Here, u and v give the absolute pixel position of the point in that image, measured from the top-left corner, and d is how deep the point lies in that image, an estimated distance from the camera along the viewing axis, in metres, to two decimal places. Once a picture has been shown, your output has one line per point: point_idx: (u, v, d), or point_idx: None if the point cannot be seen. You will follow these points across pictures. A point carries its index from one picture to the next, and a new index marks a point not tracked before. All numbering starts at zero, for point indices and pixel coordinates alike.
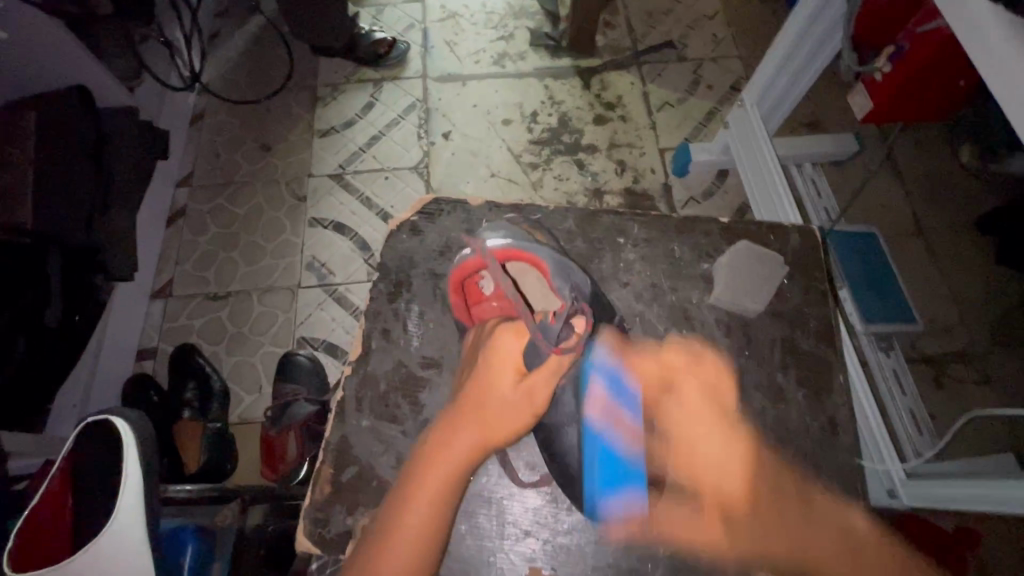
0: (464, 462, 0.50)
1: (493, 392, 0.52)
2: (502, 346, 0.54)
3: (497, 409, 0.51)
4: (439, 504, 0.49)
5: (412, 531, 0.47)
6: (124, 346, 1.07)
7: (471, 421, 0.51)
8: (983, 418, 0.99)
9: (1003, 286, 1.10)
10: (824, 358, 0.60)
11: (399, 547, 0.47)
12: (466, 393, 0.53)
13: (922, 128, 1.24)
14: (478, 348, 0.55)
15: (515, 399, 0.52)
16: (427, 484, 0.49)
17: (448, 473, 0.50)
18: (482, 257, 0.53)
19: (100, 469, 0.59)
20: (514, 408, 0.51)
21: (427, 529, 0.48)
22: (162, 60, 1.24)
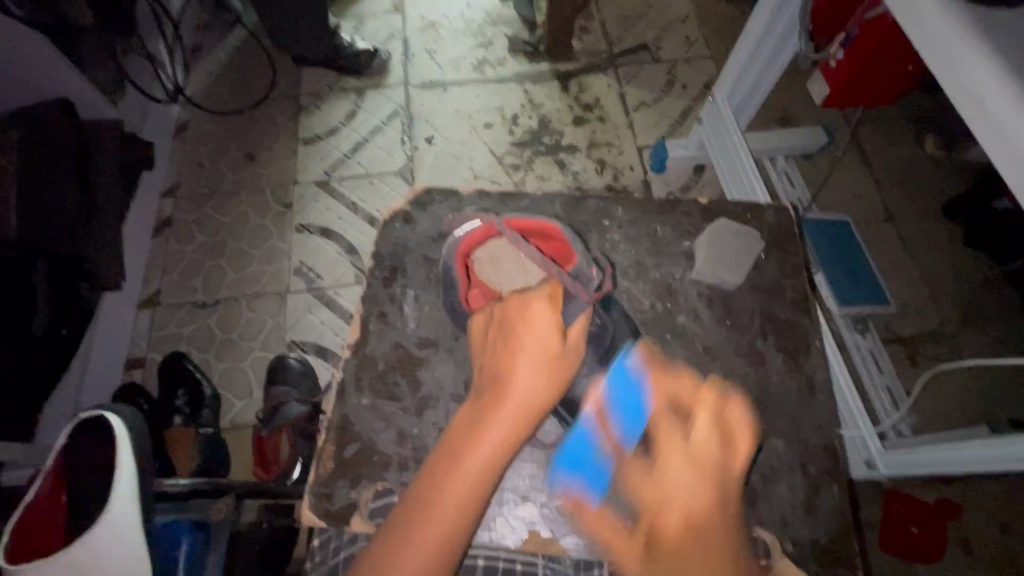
0: (512, 430, 0.46)
1: (533, 364, 0.47)
2: (539, 310, 0.49)
3: (544, 370, 0.47)
4: (477, 491, 0.45)
5: (454, 501, 0.44)
6: (113, 356, 1.07)
7: (510, 401, 0.46)
8: (959, 393, 1.03)
9: (970, 265, 1.14)
10: (800, 325, 0.63)
11: (439, 518, 0.44)
12: (506, 353, 0.48)
13: (888, 117, 1.29)
14: (509, 311, 0.50)
15: (562, 362, 0.48)
16: (472, 453, 0.45)
17: (485, 459, 0.45)
18: (494, 224, 0.56)
19: (97, 466, 0.59)
20: (561, 370, 0.48)
21: (470, 499, 0.44)
22: (145, 73, 1.26)
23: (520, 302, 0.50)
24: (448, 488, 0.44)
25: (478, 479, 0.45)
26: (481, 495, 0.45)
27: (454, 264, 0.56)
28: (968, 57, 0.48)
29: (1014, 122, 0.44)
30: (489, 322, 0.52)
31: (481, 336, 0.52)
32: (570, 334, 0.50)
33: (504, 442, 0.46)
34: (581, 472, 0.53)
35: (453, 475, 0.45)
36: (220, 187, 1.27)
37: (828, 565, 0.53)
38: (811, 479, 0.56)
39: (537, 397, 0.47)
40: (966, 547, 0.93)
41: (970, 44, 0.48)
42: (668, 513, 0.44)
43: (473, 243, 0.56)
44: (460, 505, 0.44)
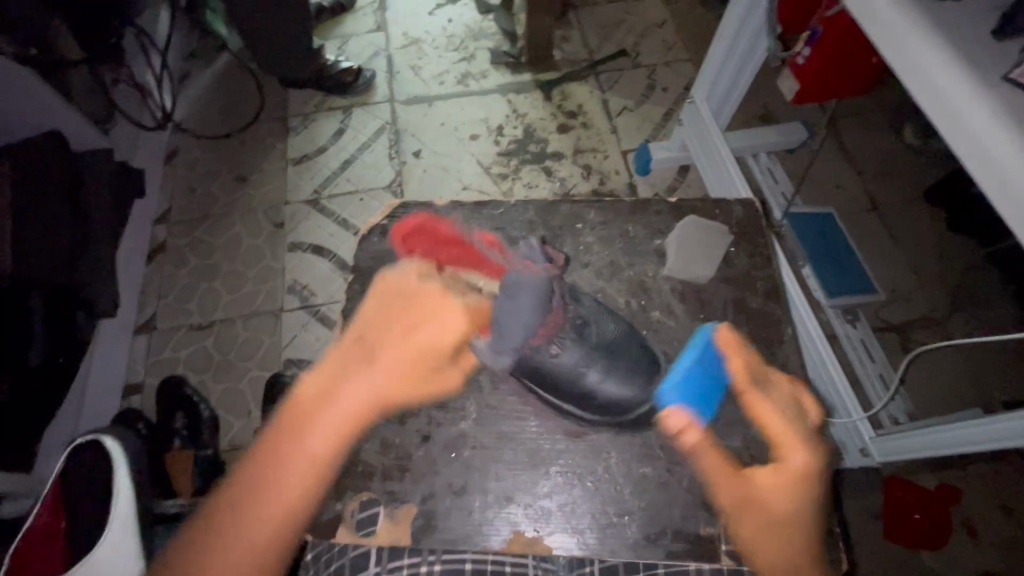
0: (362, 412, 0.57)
1: (412, 367, 0.58)
2: (449, 318, 0.58)
3: (428, 344, 0.57)
4: (315, 475, 0.54)
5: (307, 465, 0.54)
6: (110, 382, 1.08)
7: (384, 385, 0.57)
8: (951, 376, 1.04)
9: (954, 250, 1.16)
10: (774, 315, 0.64)
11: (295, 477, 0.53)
12: (393, 329, 0.58)
13: (865, 110, 1.31)
14: (407, 293, 0.60)
15: (443, 341, 0.58)
16: (329, 424, 0.55)
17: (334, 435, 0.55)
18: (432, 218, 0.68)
19: (94, 490, 0.60)
20: (441, 344, 0.58)
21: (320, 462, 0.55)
22: (134, 103, 1.28)
23: (438, 301, 0.58)
24: (312, 438, 0.55)
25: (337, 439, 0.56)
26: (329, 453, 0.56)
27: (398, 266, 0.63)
28: (916, 43, 0.49)
29: (964, 105, 0.45)
30: (394, 301, 0.60)
31: (382, 308, 0.60)
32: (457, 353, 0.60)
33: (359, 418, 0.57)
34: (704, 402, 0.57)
35: (314, 429, 0.55)
36: (211, 211, 1.28)
37: None
38: None
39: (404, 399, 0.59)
40: (967, 531, 0.93)
41: (916, 32, 0.49)
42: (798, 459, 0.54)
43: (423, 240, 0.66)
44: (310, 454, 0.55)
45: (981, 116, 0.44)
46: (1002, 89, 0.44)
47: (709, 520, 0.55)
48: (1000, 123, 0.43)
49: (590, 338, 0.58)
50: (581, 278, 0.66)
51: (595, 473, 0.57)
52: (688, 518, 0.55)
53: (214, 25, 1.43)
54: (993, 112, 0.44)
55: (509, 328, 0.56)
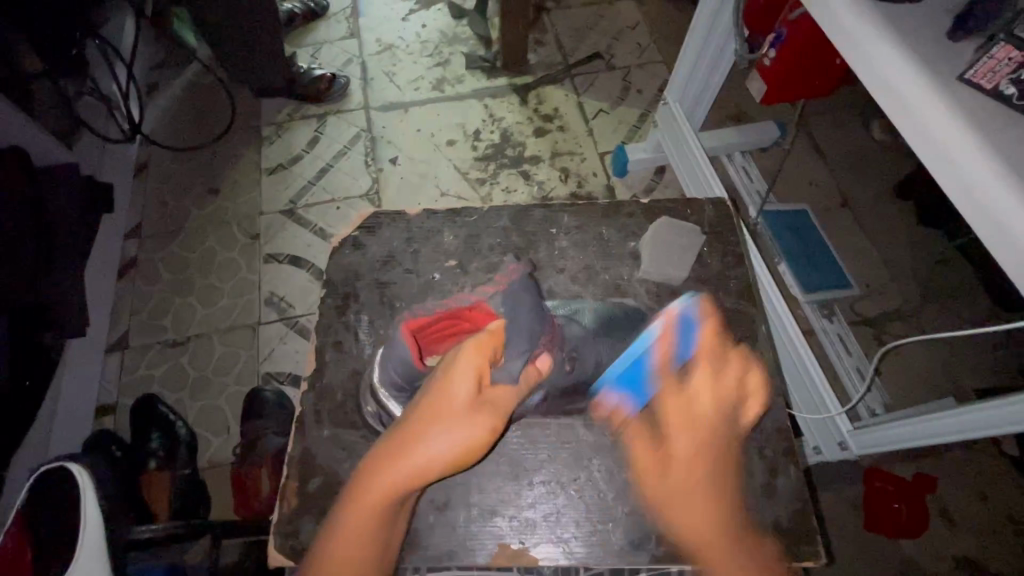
0: (425, 463, 0.43)
1: (443, 414, 0.44)
2: (474, 348, 0.49)
3: (453, 392, 0.46)
4: (363, 541, 0.44)
5: (362, 522, 0.43)
6: (81, 405, 1.04)
7: (412, 439, 0.44)
8: (923, 365, 1.06)
9: (923, 243, 1.19)
10: (749, 314, 0.65)
11: (349, 542, 0.43)
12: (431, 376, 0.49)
13: (833, 108, 1.34)
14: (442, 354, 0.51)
15: (468, 384, 0.46)
16: (382, 478, 0.43)
17: (385, 495, 0.43)
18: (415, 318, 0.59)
19: (63, 521, 0.58)
20: (467, 383, 0.47)
21: (371, 521, 0.43)
22: (100, 115, 1.25)
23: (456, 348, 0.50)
24: (353, 509, 0.43)
25: (383, 505, 0.43)
26: (383, 522, 0.44)
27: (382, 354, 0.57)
28: (875, 45, 0.50)
29: (923, 105, 0.46)
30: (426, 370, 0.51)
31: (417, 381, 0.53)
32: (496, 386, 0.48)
33: (420, 473, 0.43)
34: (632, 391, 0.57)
35: (355, 513, 0.43)
36: (184, 224, 1.25)
37: (792, 545, 0.55)
38: (768, 463, 0.58)
39: (446, 452, 0.43)
40: (945, 517, 0.95)
41: (875, 33, 0.50)
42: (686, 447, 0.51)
43: (426, 321, 0.58)
44: (366, 533, 0.43)
45: (940, 115, 0.45)
46: (959, 89, 0.45)
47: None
48: (957, 123, 0.44)
49: (566, 342, 0.59)
50: (557, 284, 0.66)
51: (578, 480, 0.57)
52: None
53: (180, 33, 1.39)
54: (951, 111, 0.44)
55: (515, 332, 0.55)
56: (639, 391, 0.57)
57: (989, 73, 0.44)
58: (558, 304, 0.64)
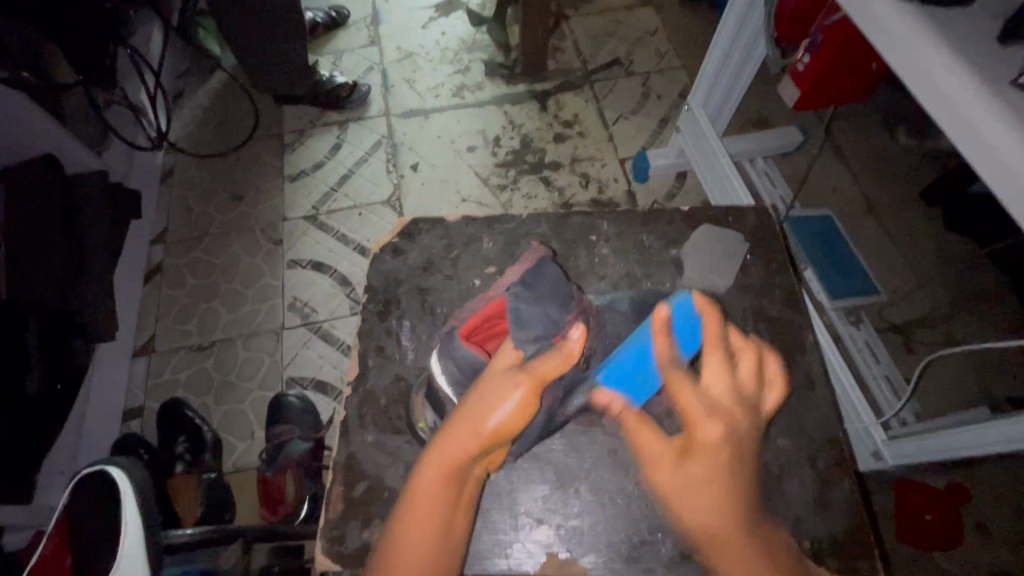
0: (471, 440, 0.47)
1: (480, 393, 0.49)
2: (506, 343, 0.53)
3: (488, 374, 0.50)
4: (432, 532, 0.46)
5: (427, 514, 0.47)
6: (110, 408, 1.05)
7: (457, 417, 0.48)
8: (958, 373, 1.04)
9: (954, 249, 1.17)
10: (792, 322, 0.64)
11: (416, 538, 0.46)
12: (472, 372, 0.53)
13: (859, 113, 1.33)
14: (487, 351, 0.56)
15: (500, 365, 0.51)
16: (437, 462, 0.47)
17: (442, 478, 0.47)
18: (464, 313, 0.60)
19: (104, 524, 0.59)
20: (499, 364, 0.51)
21: (436, 512, 0.47)
22: (128, 123, 1.27)
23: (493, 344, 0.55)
24: (416, 490, 0.47)
25: (443, 481, 0.47)
26: (448, 501, 0.47)
27: (438, 349, 0.55)
28: (924, 49, 0.49)
29: (976, 112, 0.45)
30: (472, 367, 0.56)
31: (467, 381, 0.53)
32: (532, 361, 0.50)
33: (468, 450, 0.47)
34: (630, 386, 0.55)
35: (418, 502, 0.47)
36: (208, 230, 1.27)
37: (846, 559, 0.53)
38: (819, 475, 0.57)
39: (484, 425, 0.47)
40: (982, 530, 0.93)
41: (924, 38, 0.49)
42: (708, 434, 0.48)
43: (473, 324, 0.56)
44: (429, 528, 0.46)
45: (994, 121, 0.44)
46: (1011, 94, 0.45)
47: None
48: (1014, 130, 0.43)
49: (606, 334, 0.58)
50: (597, 291, 0.65)
51: (624, 490, 0.56)
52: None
53: (205, 43, 1.44)
54: (1005, 119, 0.44)
55: (530, 315, 0.53)
56: (645, 367, 0.54)
57: None
58: (596, 295, 0.63)
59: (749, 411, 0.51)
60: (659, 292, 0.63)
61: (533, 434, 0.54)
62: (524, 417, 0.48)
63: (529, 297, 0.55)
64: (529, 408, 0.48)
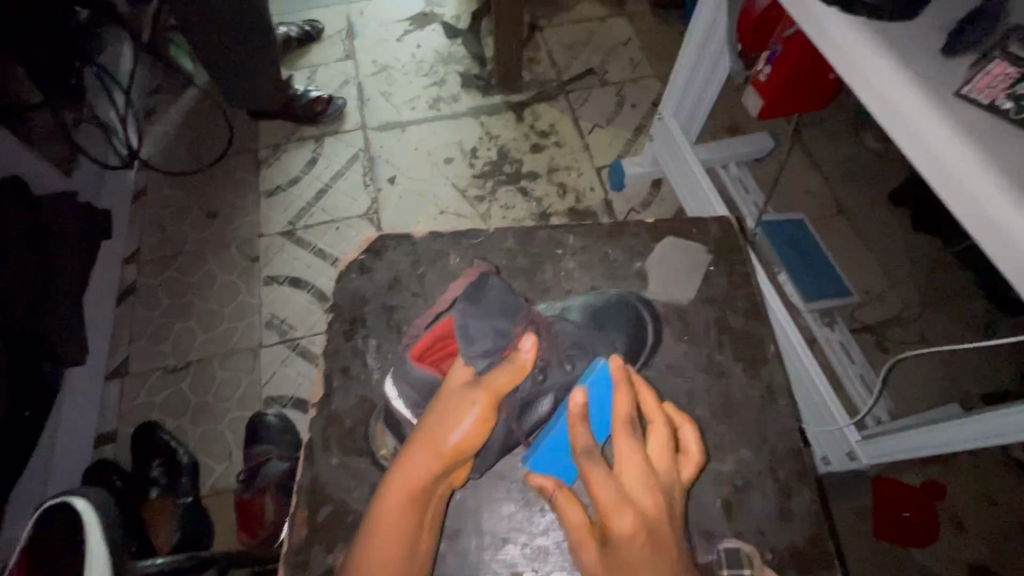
0: (431, 460, 0.47)
1: (438, 412, 0.49)
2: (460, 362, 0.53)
3: (444, 393, 0.50)
4: (399, 554, 0.46)
5: (390, 538, 0.46)
6: (82, 433, 1.03)
7: (419, 437, 0.48)
8: (928, 369, 1.07)
9: (921, 249, 1.19)
10: (755, 331, 0.65)
11: (382, 563, 0.45)
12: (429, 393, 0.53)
13: (826, 119, 1.36)
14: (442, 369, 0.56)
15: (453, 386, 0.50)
16: (399, 484, 0.47)
17: (405, 499, 0.47)
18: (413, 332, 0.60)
19: (65, 556, 0.57)
20: (453, 384, 0.50)
21: (401, 533, 0.46)
22: (99, 141, 1.25)
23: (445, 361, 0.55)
24: (381, 512, 0.47)
25: (408, 502, 0.47)
26: (413, 522, 0.47)
27: (392, 372, 0.56)
28: (874, 60, 0.50)
29: (924, 122, 0.47)
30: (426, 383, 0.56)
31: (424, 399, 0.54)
32: (486, 375, 0.50)
33: (429, 468, 0.47)
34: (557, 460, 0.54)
35: (381, 525, 0.46)
36: (183, 248, 1.25)
37: (809, 568, 0.54)
38: (782, 483, 0.58)
39: (443, 442, 0.47)
40: (957, 525, 0.95)
41: (872, 51, 0.51)
42: (653, 445, 0.50)
43: (425, 343, 0.57)
44: (395, 550, 0.46)
45: (941, 129, 0.46)
46: (955, 104, 0.46)
47: (707, 547, 0.55)
48: (960, 140, 0.44)
49: (559, 342, 0.59)
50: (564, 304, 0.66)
51: (590, 505, 0.56)
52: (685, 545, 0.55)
53: (177, 57, 1.45)
54: (952, 128, 0.45)
55: (477, 329, 0.55)
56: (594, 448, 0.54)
57: (986, 87, 0.45)
58: (547, 304, 0.64)
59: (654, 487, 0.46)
60: (607, 295, 0.65)
61: (497, 446, 0.54)
62: (483, 433, 0.48)
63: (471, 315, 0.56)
64: (490, 423, 0.48)
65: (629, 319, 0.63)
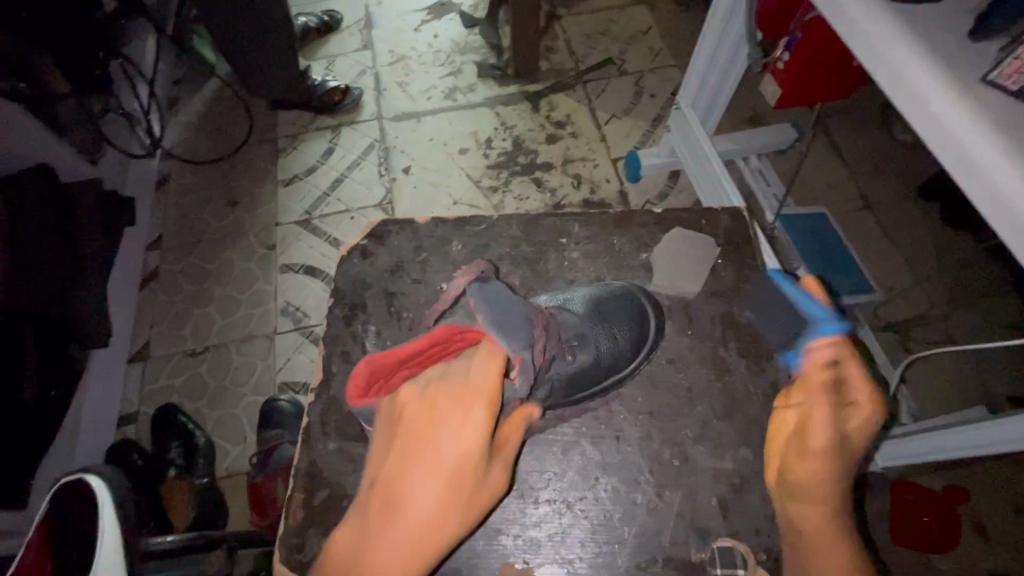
0: (444, 529, 0.45)
1: (452, 480, 0.45)
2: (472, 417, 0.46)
3: (459, 454, 0.46)
4: None
5: None
6: (105, 413, 1.07)
7: (427, 502, 0.44)
8: (954, 370, 1.03)
9: (951, 246, 1.15)
10: (762, 327, 0.64)
11: None
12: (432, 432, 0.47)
13: (853, 109, 1.31)
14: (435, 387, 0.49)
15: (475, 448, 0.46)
16: (403, 550, 0.43)
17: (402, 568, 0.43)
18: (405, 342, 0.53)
19: (81, 530, 0.60)
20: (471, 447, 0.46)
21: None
22: (124, 130, 1.28)
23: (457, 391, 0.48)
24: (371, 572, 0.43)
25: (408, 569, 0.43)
26: None
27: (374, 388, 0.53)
28: (895, 46, 0.48)
29: (944, 109, 0.44)
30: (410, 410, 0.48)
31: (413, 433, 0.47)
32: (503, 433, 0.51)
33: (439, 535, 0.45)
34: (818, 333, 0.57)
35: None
36: (203, 236, 1.28)
37: None
38: None
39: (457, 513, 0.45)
40: (979, 532, 0.92)
41: (895, 36, 0.48)
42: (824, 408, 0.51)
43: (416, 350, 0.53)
44: None
45: (963, 118, 0.43)
46: (980, 92, 0.44)
47: (700, 545, 0.55)
48: (982, 127, 0.42)
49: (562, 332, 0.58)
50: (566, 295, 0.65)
51: (585, 499, 0.57)
52: (678, 543, 0.55)
53: (199, 50, 1.46)
54: (975, 116, 0.43)
55: (499, 335, 0.52)
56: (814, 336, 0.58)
57: (1014, 74, 0.42)
58: (549, 296, 0.64)
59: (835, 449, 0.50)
60: (612, 287, 0.65)
61: None
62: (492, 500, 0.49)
63: (500, 318, 0.53)
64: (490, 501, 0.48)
65: (632, 312, 0.63)
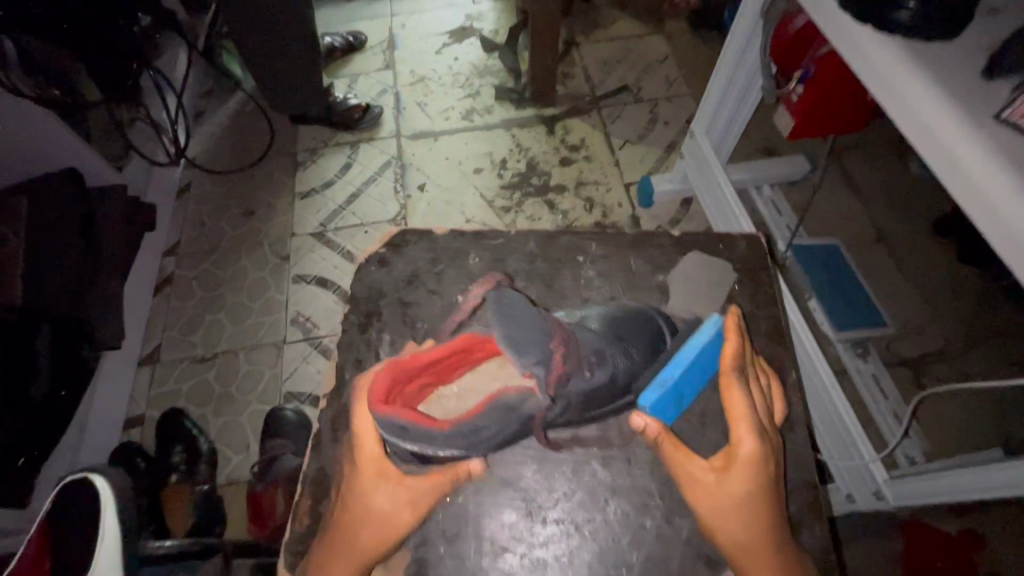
0: (375, 532, 0.50)
1: (379, 489, 0.51)
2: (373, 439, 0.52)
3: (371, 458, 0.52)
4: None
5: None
6: (113, 415, 1.07)
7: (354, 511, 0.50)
8: (972, 409, 1.00)
9: (968, 282, 1.14)
10: (774, 354, 0.63)
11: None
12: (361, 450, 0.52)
13: (868, 143, 1.32)
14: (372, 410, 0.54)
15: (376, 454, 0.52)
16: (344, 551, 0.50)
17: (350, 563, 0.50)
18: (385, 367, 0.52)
19: (80, 532, 0.60)
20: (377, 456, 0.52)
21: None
22: (150, 139, 1.32)
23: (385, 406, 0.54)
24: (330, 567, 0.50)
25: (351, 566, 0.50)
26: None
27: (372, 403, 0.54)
28: (909, 82, 0.49)
29: (962, 146, 0.45)
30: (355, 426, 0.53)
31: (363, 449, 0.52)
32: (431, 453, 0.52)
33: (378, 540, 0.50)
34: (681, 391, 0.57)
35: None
36: (220, 244, 1.30)
37: None
38: (791, 516, 0.56)
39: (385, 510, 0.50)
40: None
41: (913, 71, 0.49)
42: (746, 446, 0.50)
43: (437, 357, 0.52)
44: None
45: (977, 154, 0.44)
46: (993, 129, 0.44)
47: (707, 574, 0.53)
48: (999, 163, 0.42)
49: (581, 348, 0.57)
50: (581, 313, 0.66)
51: (593, 520, 0.56)
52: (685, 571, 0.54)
53: (227, 65, 1.48)
54: (988, 152, 0.43)
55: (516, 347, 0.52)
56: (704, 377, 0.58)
57: None
58: (565, 312, 0.63)
59: (761, 485, 0.49)
60: (628, 307, 0.64)
61: (490, 440, 0.53)
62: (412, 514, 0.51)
63: (518, 335, 0.52)
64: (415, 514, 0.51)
65: (650, 330, 0.61)
